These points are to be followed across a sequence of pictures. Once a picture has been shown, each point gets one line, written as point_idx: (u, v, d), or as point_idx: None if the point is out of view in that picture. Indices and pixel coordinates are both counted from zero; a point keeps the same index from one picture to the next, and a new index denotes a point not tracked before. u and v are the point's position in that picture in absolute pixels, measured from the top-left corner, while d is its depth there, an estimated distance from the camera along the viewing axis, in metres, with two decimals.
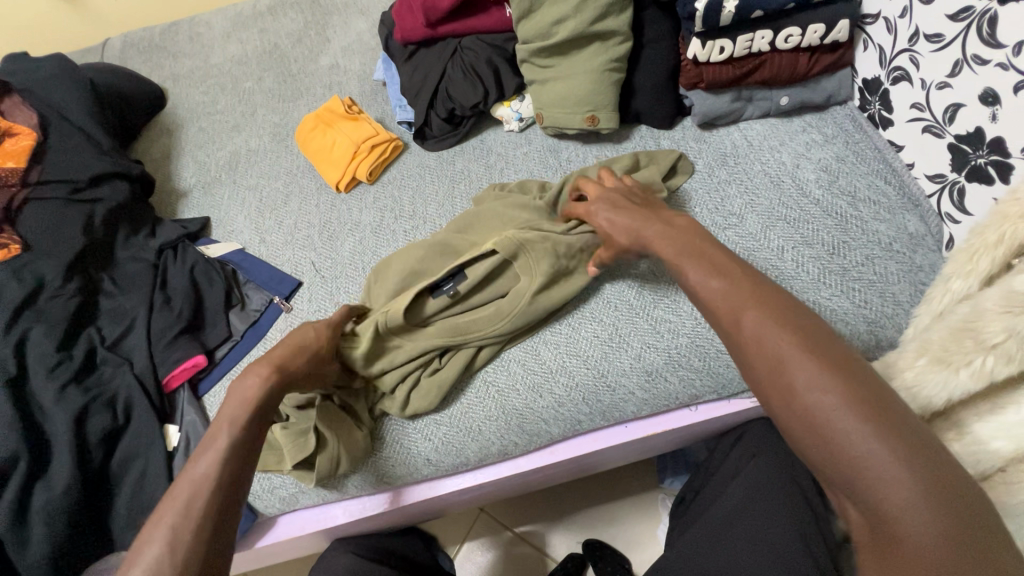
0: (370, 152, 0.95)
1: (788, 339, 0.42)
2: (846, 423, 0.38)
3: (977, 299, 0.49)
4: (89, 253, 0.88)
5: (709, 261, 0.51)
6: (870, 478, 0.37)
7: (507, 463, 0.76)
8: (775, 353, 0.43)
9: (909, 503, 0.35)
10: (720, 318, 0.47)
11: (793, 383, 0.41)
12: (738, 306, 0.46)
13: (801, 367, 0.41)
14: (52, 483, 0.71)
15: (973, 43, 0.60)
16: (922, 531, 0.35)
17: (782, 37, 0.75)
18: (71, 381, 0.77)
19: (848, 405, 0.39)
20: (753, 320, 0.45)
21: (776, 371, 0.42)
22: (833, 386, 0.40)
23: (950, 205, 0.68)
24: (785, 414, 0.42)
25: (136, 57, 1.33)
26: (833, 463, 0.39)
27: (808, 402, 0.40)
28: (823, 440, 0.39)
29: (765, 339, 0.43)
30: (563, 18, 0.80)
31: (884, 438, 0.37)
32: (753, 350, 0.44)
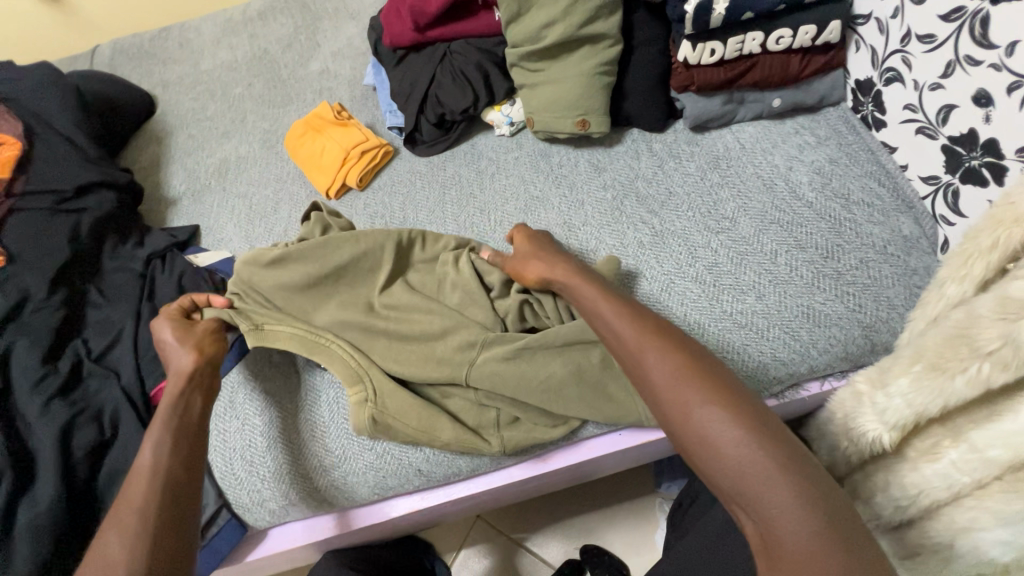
0: (359, 158, 0.94)
1: (675, 377, 0.50)
2: (727, 440, 0.45)
3: (972, 304, 0.48)
4: (75, 264, 0.86)
5: (616, 311, 0.58)
6: (752, 490, 0.43)
7: (500, 472, 0.75)
8: (670, 385, 0.50)
9: (785, 508, 0.41)
10: (629, 356, 0.54)
11: (687, 414, 0.48)
12: (639, 345, 0.53)
13: (696, 403, 0.48)
14: (38, 499, 0.70)
15: (965, 44, 0.60)
16: (793, 532, 0.41)
17: (773, 39, 0.74)
18: (57, 395, 0.76)
19: (722, 421, 0.46)
20: (653, 356, 0.52)
21: (675, 404, 0.49)
22: (717, 410, 0.47)
23: (945, 207, 0.68)
24: (683, 437, 0.48)
25: (125, 64, 1.31)
26: (723, 480, 0.45)
27: (700, 425, 0.47)
28: (713, 459, 0.45)
29: (662, 373, 0.51)
30: (551, 21, 0.79)
31: (760, 453, 0.44)
32: (653, 382, 0.51)
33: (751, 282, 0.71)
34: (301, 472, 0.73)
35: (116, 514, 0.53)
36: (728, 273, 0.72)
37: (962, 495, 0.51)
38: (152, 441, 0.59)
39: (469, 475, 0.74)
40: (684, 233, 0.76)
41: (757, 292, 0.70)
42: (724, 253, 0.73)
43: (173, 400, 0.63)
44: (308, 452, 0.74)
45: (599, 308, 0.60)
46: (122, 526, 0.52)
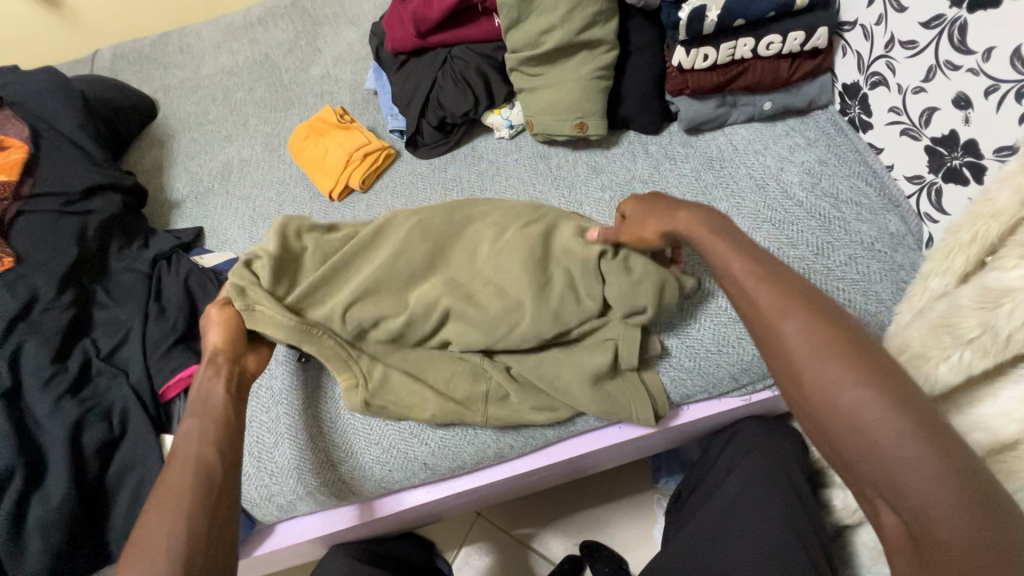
0: (362, 160, 0.96)
1: (823, 350, 0.44)
2: (887, 428, 0.40)
3: (954, 295, 0.50)
4: (82, 265, 0.88)
5: (746, 269, 0.53)
6: (903, 485, 0.39)
7: (503, 465, 0.77)
8: (819, 357, 0.44)
9: (945, 510, 0.38)
10: (760, 322, 0.49)
11: (839, 390, 0.42)
12: (779, 311, 0.48)
13: (845, 384, 0.42)
14: (49, 496, 0.70)
15: (945, 49, 0.63)
16: (952, 531, 0.38)
17: (763, 45, 0.77)
18: (67, 393, 0.77)
19: (883, 408, 0.40)
20: (797, 325, 0.46)
21: (821, 378, 0.44)
22: (872, 395, 0.41)
23: (929, 205, 0.71)
24: (821, 421, 0.44)
25: (126, 69, 1.33)
26: (868, 468, 0.41)
27: (848, 411, 0.42)
28: (858, 443, 0.41)
29: (805, 345, 0.45)
30: (550, 27, 0.81)
31: (931, 453, 0.39)
32: (793, 353, 0.46)
33: None
34: (307, 467, 0.74)
35: (153, 506, 0.51)
36: None
37: None
38: (184, 431, 0.58)
39: (473, 468, 0.76)
40: None
41: None
42: None
43: (200, 392, 0.61)
44: (314, 447, 0.75)
45: (731, 270, 0.54)
46: (165, 508, 0.50)
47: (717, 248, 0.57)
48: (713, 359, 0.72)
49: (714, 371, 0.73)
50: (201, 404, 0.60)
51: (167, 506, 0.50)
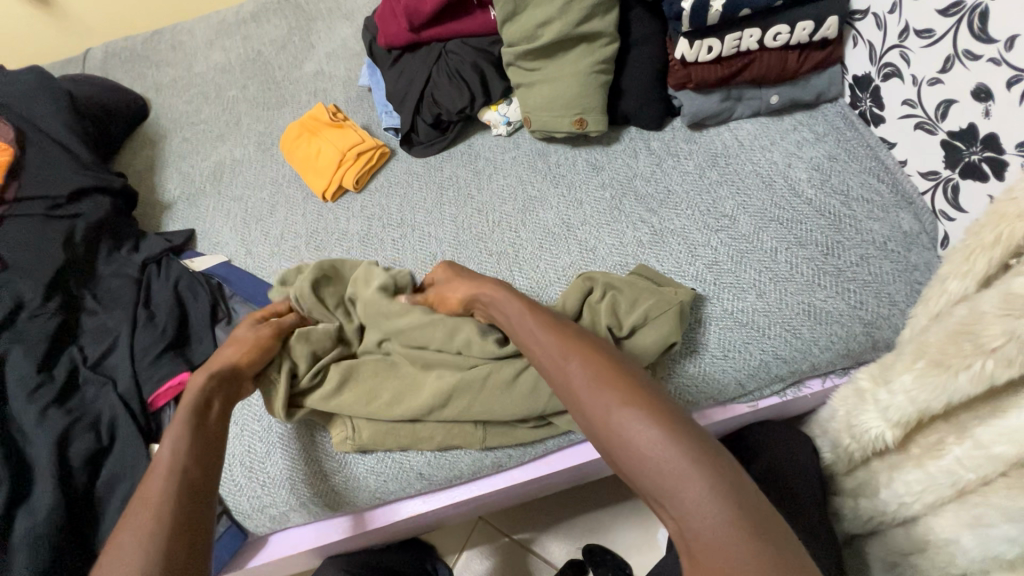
0: (356, 160, 0.94)
1: (590, 376, 0.49)
2: (648, 438, 0.43)
3: (976, 300, 0.48)
4: (69, 270, 0.85)
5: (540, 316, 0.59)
6: (670, 493, 0.40)
7: (502, 475, 0.75)
8: (589, 387, 0.48)
9: (710, 518, 0.38)
10: (551, 363, 0.53)
11: (609, 414, 0.45)
12: (563, 347, 0.53)
13: (607, 404, 0.46)
14: (35, 508, 0.69)
15: (964, 38, 0.59)
16: (712, 531, 0.38)
17: (770, 36, 0.74)
18: (53, 403, 0.75)
19: (637, 419, 0.44)
20: (575, 359, 0.51)
21: (595, 405, 0.47)
22: (629, 409, 0.45)
23: (945, 202, 0.68)
24: (604, 439, 0.46)
25: (118, 67, 1.30)
26: (648, 482, 0.42)
27: (618, 430, 0.44)
28: (633, 459, 0.43)
29: (579, 375, 0.50)
30: (547, 20, 0.78)
31: (677, 457, 0.41)
32: (573, 385, 0.50)
33: (753, 279, 0.70)
34: (301, 478, 0.72)
35: (132, 513, 0.50)
36: (730, 271, 0.71)
37: (967, 491, 0.51)
38: (174, 442, 0.58)
39: (471, 478, 0.74)
40: (688, 233, 0.75)
41: (759, 289, 0.70)
42: (726, 252, 0.73)
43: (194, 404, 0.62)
44: (307, 456, 0.73)
45: (534, 316, 0.59)
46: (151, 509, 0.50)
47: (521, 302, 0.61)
48: (721, 364, 0.68)
49: (720, 377, 0.67)
50: (198, 417, 0.61)
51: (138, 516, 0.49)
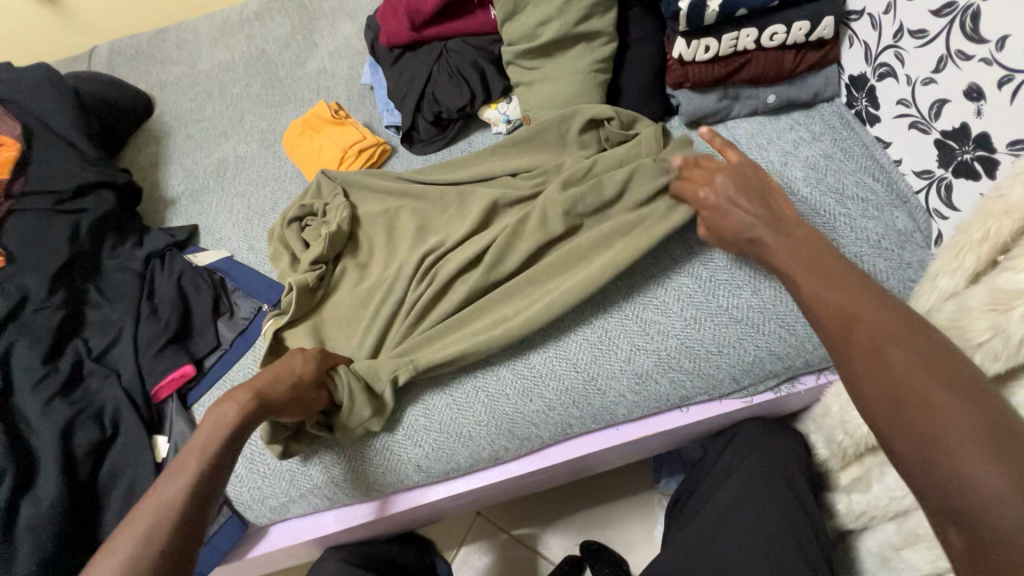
0: (357, 157, 0.95)
1: (906, 361, 0.45)
2: (963, 440, 0.40)
3: (963, 297, 0.49)
4: (74, 265, 0.87)
5: (825, 279, 0.54)
6: (979, 501, 0.38)
7: (498, 468, 0.76)
8: (900, 372, 0.45)
9: None
10: (839, 334, 0.50)
11: (916, 403, 0.43)
12: (853, 325, 0.50)
13: (926, 400, 0.43)
14: (40, 496, 0.70)
15: (956, 39, 0.60)
16: None
17: (767, 35, 0.75)
18: (58, 393, 0.76)
19: (959, 421, 0.41)
20: (871, 335, 0.48)
21: (906, 393, 0.44)
22: (957, 410, 0.41)
23: (938, 201, 0.68)
24: (899, 430, 0.44)
25: (123, 65, 1.32)
26: (942, 481, 0.40)
27: (928, 424, 0.42)
28: (936, 459, 0.41)
29: (891, 357, 0.46)
30: (546, 20, 0.79)
31: (1006, 465, 0.38)
32: (863, 366, 0.47)
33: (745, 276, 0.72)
34: (301, 469, 0.74)
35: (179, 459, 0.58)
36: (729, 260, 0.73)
37: None
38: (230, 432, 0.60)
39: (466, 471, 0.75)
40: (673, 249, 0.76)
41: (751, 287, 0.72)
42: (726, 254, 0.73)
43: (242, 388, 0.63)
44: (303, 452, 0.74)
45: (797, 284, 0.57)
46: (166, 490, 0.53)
47: (801, 276, 0.56)
48: (713, 361, 0.70)
49: (714, 373, 0.71)
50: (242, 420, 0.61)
51: (152, 511, 0.51)
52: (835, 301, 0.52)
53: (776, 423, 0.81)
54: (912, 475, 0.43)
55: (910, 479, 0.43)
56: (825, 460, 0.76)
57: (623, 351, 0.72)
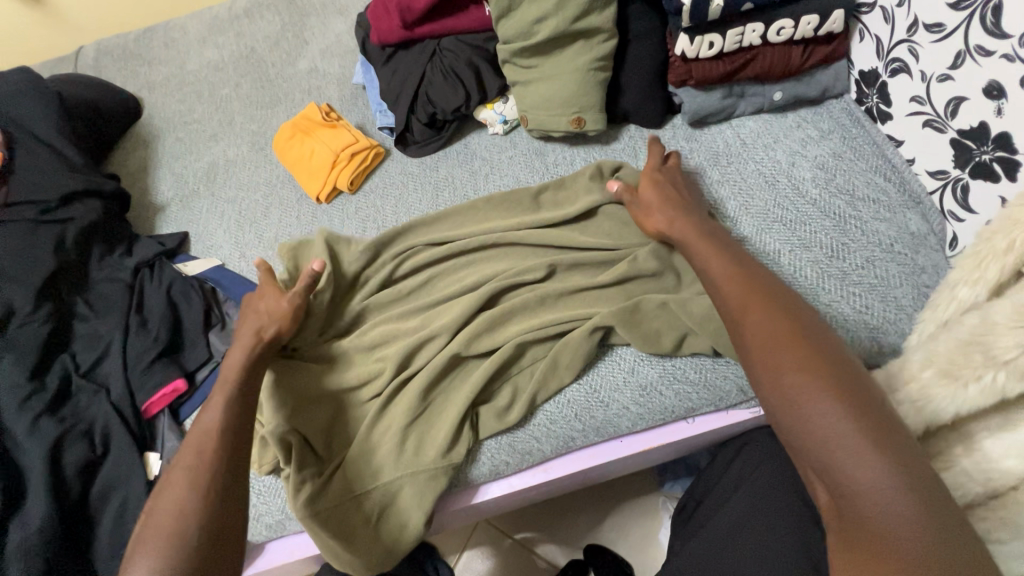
0: (350, 160, 0.92)
1: (782, 339, 0.50)
2: (829, 411, 0.44)
3: (987, 311, 0.48)
4: (60, 276, 0.84)
5: (724, 261, 0.60)
6: (837, 462, 0.43)
7: (499, 482, 0.73)
8: (776, 347, 0.50)
9: (884, 490, 0.41)
10: (730, 314, 0.55)
11: (796, 378, 0.47)
12: (742, 307, 0.54)
13: (800, 378, 0.47)
14: (28, 519, 0.68)
15: (976, 33, 0.57)
16: (886, 509, 0.40)
17: (774, 30, 0.72)
18: (46, 411, 0.74)
19: (822, 392, 0.46)
20: (757, 316, 0.53)
21: (779, 368, 0.49)
22: (818, 383, 0.46)
23: (954, 203, 0.65)
24: (778, 403, 0.48)
25: (110, 65, 1.28)
26: (813, 451, 0.45)
27: (798, 395, 0.46)
28: (806, 427, 0.45)
29: (768, 333, 0.51)
30: (543, 16, 0.76)
31: (853, 426, 0.44)
32: (752, 341, 0.52)
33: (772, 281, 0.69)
34: None
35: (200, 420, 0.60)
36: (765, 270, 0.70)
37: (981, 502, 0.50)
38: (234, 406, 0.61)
39: (484, 480, 0.72)
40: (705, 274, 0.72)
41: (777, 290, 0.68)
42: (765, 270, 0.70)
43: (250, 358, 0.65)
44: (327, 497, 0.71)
45: (706, 270, 0.61)
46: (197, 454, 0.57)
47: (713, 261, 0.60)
48: (719, 371, 0.69)
49: (721, 383, 0.69)
50: (240, 400, 0.62)
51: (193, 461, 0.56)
52: (732, 287, 0.56)
53: None
54: (790, 442, 0.47)
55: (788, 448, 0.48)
56: None
57: (627, 362, 0.71)
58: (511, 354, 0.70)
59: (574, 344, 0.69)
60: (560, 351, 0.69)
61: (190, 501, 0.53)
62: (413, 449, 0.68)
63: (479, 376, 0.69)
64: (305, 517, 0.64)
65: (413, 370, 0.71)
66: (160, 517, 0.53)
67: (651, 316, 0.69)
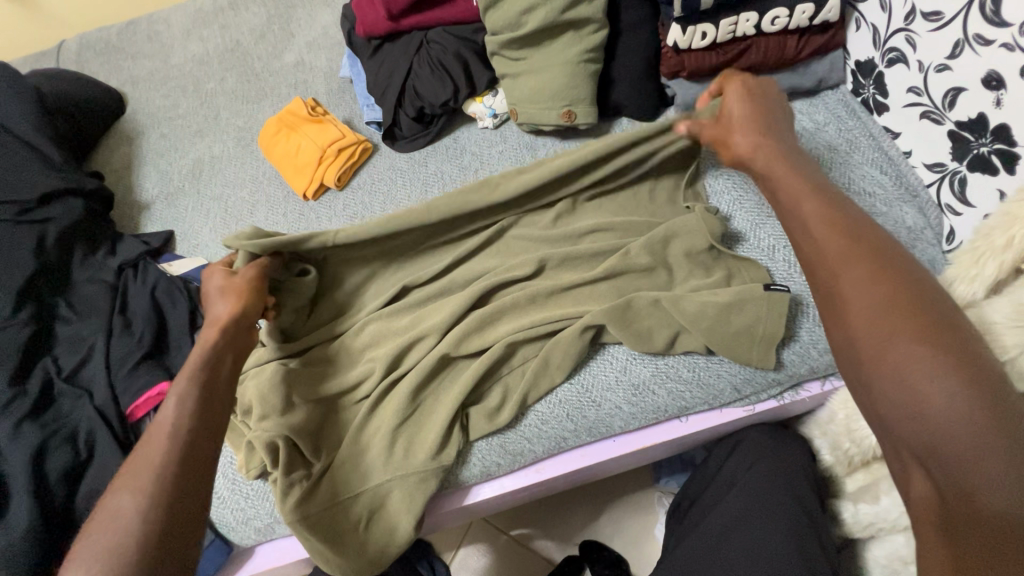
0: (337, 156, 0.90)
1: (885, 300, 0.41)
2: (939, 388, 0.37)
3: (984, 309, 0.48)
4: (41, 278, 0.83)
5: (814, 200, 0.50)
6: (944, 449, 0.36)
7: (492, 483, 0.72)
8: (874, 310, 0.41)
9: (1003, 485, 0.34)
10: (820, 267, 0.46)
11: (896, 347, 0.39)
12: (839, 257, 0.45)
13: (903, 346, 0.39)
14: (10, 527, 0.67)
15: (975, 22, 0.56)
16: (1005, 507, 0.34)
17: (768, 20, 0.70)
18: (27, 417, 0.73)
19: (929, 365, 0.37)
20: (857, 272, 0.43)
21: (876, 334, 0.41)
22: (929, 352, 0.38)
23: (951, 196, 0.64)
24: (874, 377, 0.40)
25: (93, 60, 1.25)
26: (913, 432, 0.38)
27: (900, 366, 0.39)
28: (904, 404, 0.38)
29: (867, 291, 0.42)
30: (531, 7, 0.74)
31: (973, 406, 0.35)
32: (847, 302, 0.43)
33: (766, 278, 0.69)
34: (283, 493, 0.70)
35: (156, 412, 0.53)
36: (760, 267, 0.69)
37: None
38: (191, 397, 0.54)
39: (479, 480, 0.71)
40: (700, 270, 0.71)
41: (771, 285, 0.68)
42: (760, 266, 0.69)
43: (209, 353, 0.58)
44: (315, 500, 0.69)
45: (793, 210, 0.51)
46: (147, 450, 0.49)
47: (800, 202, 0.50)
48: (713, 370, 0.68)
49: (714, 382, 0.68)
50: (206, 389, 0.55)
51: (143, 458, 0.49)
52: (823, 232, 0.47)
53: (779, 429, 0.79)
54: (882, 419, 0.40)
55: (880, 425, 0.41)
56: (831, 466, 0.74)
57: (619, 361, 0.70)
58: (500, 354, 0.69)
59: (564, 344, 0.68)
60: (551, 351, 0.68)
61: (135, 501, 0.46)
62: (402, 451, 0.67)
63: (468, 378, 0.68)
64: (295, 521, 0.63)
65: (402, 370, 0.70)
66: (99, 524, 0.45)
67: (643, 315, 0.68)
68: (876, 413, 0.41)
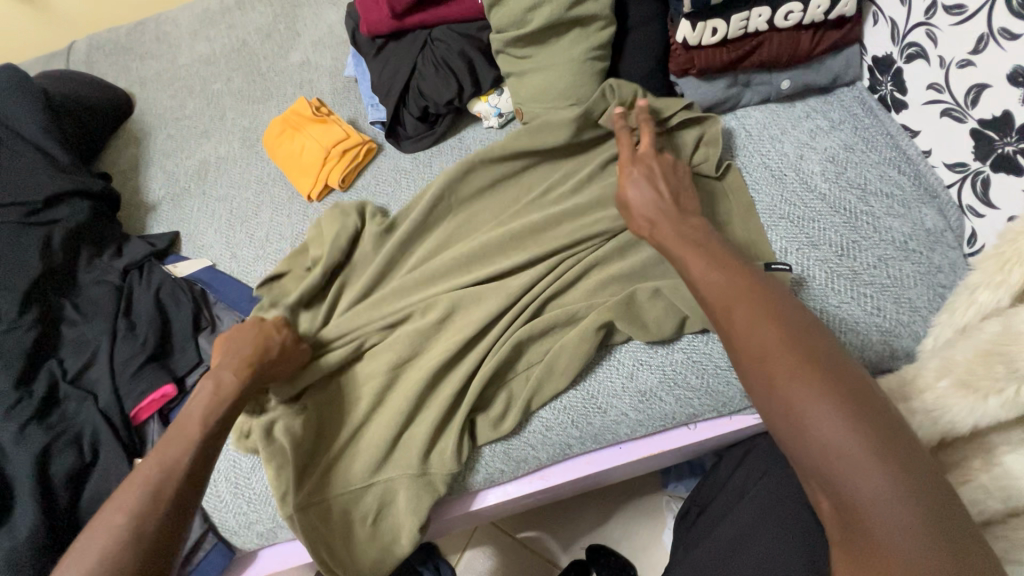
0: (341, 157, 0.89)
1: (779, 336, 0.44)
2: (832, 420, 0.39)
3: (1011, 317, 0.48)
4: (47, 280, 0.83)
5: (704, 253, 0.53)
6: (845, 481, 0.38)
7: (496, 489, 0.70)
8: (771, 344, 0.44)
9: (895, 511, 0.36)
10: (716, 310, 0.49)
11: (794, 383, 0.41)
12: (729, 304, 0.48)
13: (794, 380, 0.41)
14: (14, 529, 0.67)
15: (999, 15, 0.53)
16: (896, 532, 0.36)
17: (781, 15, 0.67)
18: (32, 419, 0.73)
19: (822, 398, 0.40)
20: (745, 313, 0.46)
21: (774, 370, 0.42)
22: (820, 388, 0.40)
23: (973, 197, 0.62)
24: (773, 412, 0.42)
25: (101, 61, 1.26)
26: (813, 462, 0.39)
27: (797, 401, 0.41)
28: (806, 436, 0.40)
29: (761, 330, 0.45)
30: (537, 4, 0.72)
31: (861, 437, 0.38)
32: (741, 342, 0.46)
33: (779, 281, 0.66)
34: None
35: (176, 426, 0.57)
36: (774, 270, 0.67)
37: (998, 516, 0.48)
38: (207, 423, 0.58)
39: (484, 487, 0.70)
40: None
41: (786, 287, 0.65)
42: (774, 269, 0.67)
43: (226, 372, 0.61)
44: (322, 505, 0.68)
45: (686, 266, 0.54)
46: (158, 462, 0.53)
47: (691, 260, 0.54)
48: (723, 376, 0.66)
49: (724, 389, 0.66)
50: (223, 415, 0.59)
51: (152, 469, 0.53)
52: (713, 280, 0.50)
53: None
54: (788, 453, 0.41)
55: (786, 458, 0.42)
56: None
57: (626, 367, 0.68)
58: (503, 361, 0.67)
59: (570, 349, 0.66)
60: (556, 355, 0.67)
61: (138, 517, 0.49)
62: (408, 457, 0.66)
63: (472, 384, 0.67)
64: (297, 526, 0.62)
65: (407, 375, 0.69)
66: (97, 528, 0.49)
67: (646, 309, 0.66)
68: (782, 447, 0.42)
